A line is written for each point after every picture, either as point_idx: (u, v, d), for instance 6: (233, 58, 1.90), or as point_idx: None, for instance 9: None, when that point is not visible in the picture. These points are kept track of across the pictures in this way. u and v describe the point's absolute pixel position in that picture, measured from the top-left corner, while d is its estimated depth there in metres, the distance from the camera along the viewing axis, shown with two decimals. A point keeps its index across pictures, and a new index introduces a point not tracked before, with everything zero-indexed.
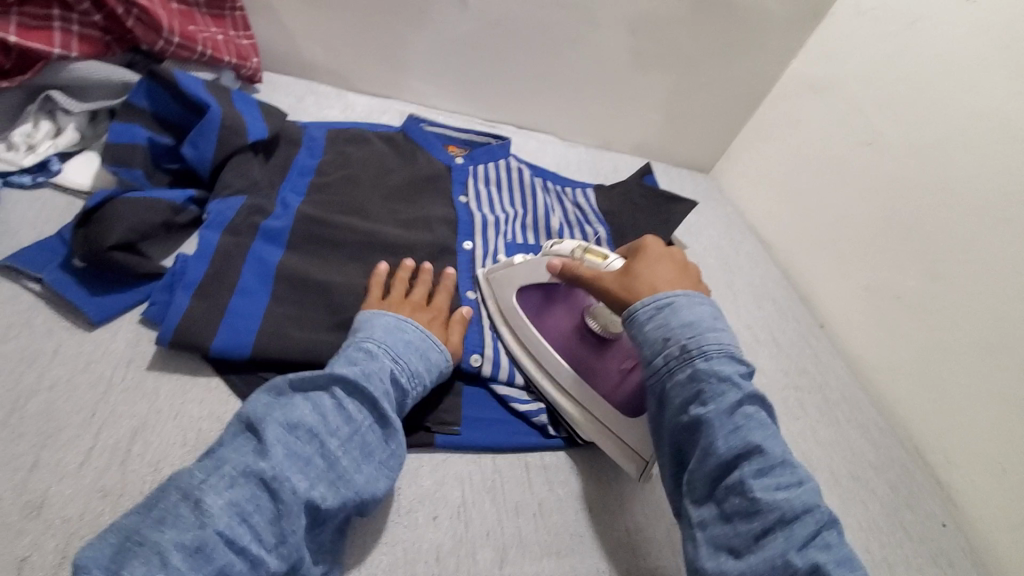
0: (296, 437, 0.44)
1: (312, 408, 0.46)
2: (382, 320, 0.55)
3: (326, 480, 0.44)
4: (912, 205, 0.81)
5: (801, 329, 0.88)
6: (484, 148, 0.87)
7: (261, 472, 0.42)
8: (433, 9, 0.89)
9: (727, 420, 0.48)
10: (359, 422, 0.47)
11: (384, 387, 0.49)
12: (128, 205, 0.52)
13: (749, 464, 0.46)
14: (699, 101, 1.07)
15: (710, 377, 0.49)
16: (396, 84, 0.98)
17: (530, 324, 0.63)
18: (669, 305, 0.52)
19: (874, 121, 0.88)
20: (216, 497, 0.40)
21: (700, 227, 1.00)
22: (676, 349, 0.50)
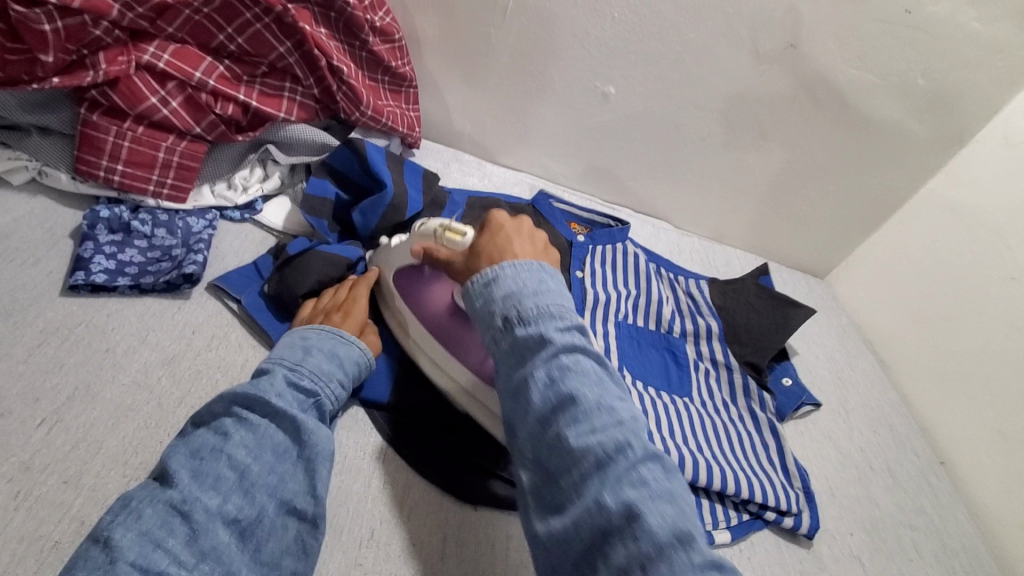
0: (199, 459, 0.44)
1: (210, 432, 0.46)
2: (284, 336, 0.55)
3: (240, 492, 0.44)
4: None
5: (919, 463, 0.82)
6: (605, 231, 0.92)
7: (168, 500, 0.41)
8: (575, 100, 0.98)
9: (543, 371, 0.47)
10: (261, 426, 0.47)
11: (279, 389, 0.49)
12: (314, 262, 0.61)
13: (563, 417, 0.46)
14: (822, 209, 1.06)
15: (528, 341, 0.49)
16: (530, 161, 1.07)
17: (403, 299, 0.65)
18: (492, 278, 0.53)
19: (1021, 255, 0.84)
20: (124, 531, 0.39)
21: (813, 335, 0.97)
22: (499, 318, 0.51)
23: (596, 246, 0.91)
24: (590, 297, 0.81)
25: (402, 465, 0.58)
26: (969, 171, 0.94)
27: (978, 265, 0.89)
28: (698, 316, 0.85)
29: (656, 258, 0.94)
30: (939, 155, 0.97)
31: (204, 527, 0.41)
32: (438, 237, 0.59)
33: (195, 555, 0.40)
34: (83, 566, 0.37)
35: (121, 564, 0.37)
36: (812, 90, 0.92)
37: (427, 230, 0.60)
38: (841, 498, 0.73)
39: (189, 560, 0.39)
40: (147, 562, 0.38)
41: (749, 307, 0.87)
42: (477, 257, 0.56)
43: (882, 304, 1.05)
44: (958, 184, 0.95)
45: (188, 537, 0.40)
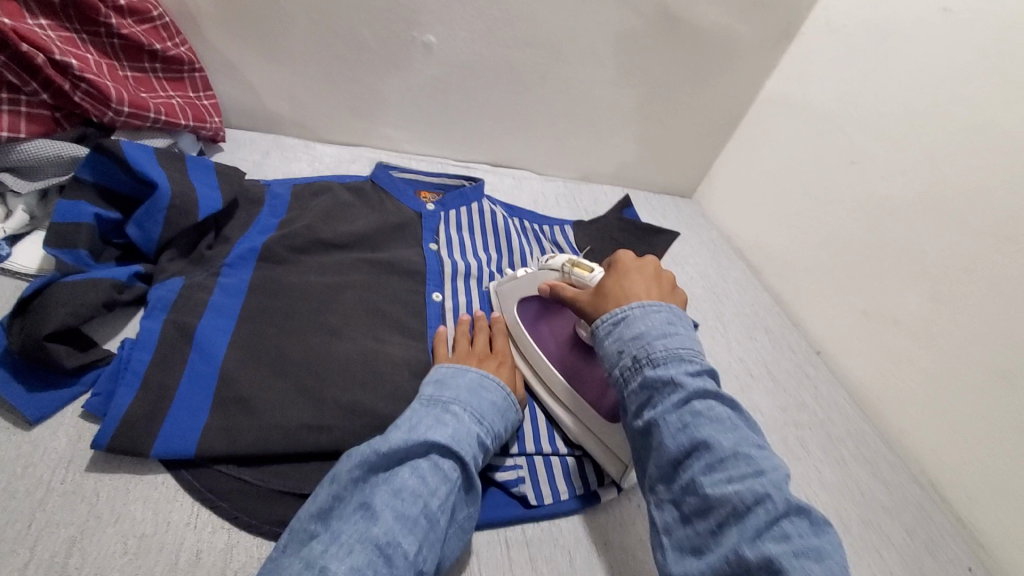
0: (403, 499, 0.42)
1: (411, 473, 0.45)
2: (465, 380, 0.55)
3: (429, 537, 0.43)
4: (915, 229, 0.76)
5: (797, 359, 0.85)
6: (456, 193, 0.84)
7: (375, 539, 0.40)
8: (394, 57, 0.88)
9: (738, 534, 0.38)
10: (454, 480, 0.46)
11: (473, 451, 0.49)
12: (73, 291, 0.50)
13: (696, 463, 0.42)
14: (676, 127, 1.06)
15: (715, 494, 0.40)
16: (366, 133, 0.97)
17: (530, 339, 0.65)
18: (664, 406, 0.46)
19: (855, 139, 0.85)
20: (338, 564, 0.38)
21: (686, 257, 0.98)
22: (678, 463, 0.43)
23: (449, 211, 0.83)
24: (449, 267, 0.75)
25: (221, 524, 0.46)
26: (799, 66, 0.95)
27: (821, 156, 0.91)
28: None
29: (518, 213, 0.89)
30: (771, 52, 0.97)
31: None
32: (566, 273, 0.60)
33: None
34: None
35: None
36: (638, 7, 0.87)
37: (552, 267, 0.62)
38: None
39: None
40: None
41: (614, 244, 0.85)
42: (605, 296, 0.54)
43: (745, 211, 1.06)
44: (794, 79, 0.97)
45: None
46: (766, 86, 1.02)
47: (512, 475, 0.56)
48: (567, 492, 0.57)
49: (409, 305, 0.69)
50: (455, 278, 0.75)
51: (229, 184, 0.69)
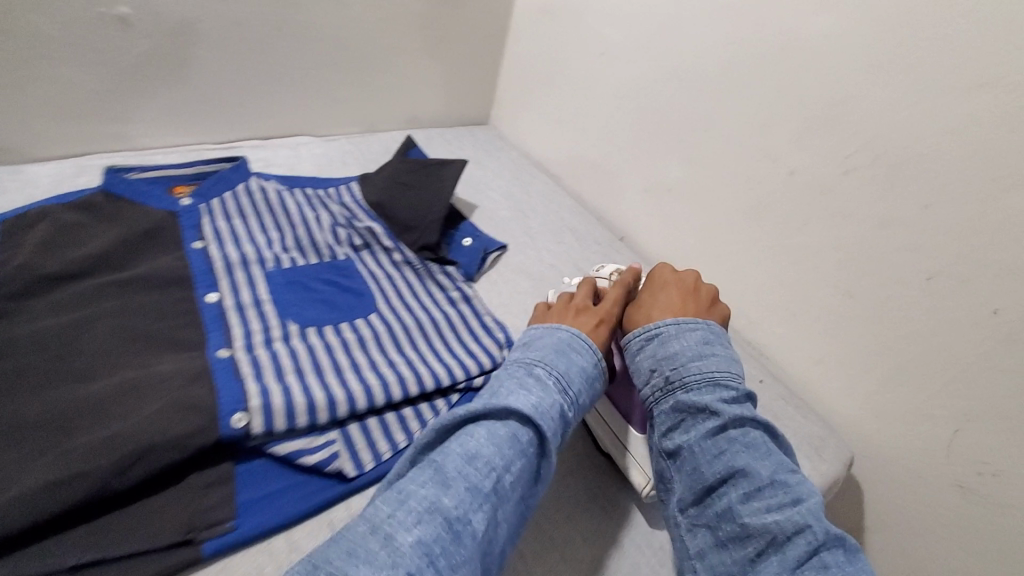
0: (475, 468, 0.42)
1: (484, 439, 0.44)
2: (555, 338, 0.55)
3: (495, 506, 0.42)
4: (662, 100, 0.82)
5: (603, 249, 0.88)
6: (213, 178, 0.76)
7: (446, 512, 0.39)
8: (84, 42, 0.73)
9: (709, 443, 0.48)
10: (526, 448, 0.45)
11: (555, 421, 0.48)
12: None
13: (732, 491, 0.46)
14: (445, 54, 1.03)
15: (688, 407, 0.50)
16: (87, 137, 0.81)
17: None
18: (657, 336, 0.55)
19: (599, 30, 0.90)
20: (405, 534, 0.37)
21: (487, 183, 0.98)
22: (660, 380, 0.53)
23: (212, 199, 0.75)
24: (221, 261, 0.68)
25: None
26: None
27: (579, 53, 0.94)
28: (356, 222, 0.78)
29: (295, 183, 0.83)
30: None
31: (471, 555, 0.38)
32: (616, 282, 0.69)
33: None
34: (363, 560, 0.35)
35: (402, 569, 0.35)
36: None
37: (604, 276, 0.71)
38: None
39: None
40: None
41: (403, 185, 0.82)
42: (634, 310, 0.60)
43: (535, 123, 1.08)
44: None
45: (461, 563, 0.38)
46: None
47: (326, 453, 0.52)
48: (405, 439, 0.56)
49: (176, 316, 0.61)
50: (231, 269, 0.68)
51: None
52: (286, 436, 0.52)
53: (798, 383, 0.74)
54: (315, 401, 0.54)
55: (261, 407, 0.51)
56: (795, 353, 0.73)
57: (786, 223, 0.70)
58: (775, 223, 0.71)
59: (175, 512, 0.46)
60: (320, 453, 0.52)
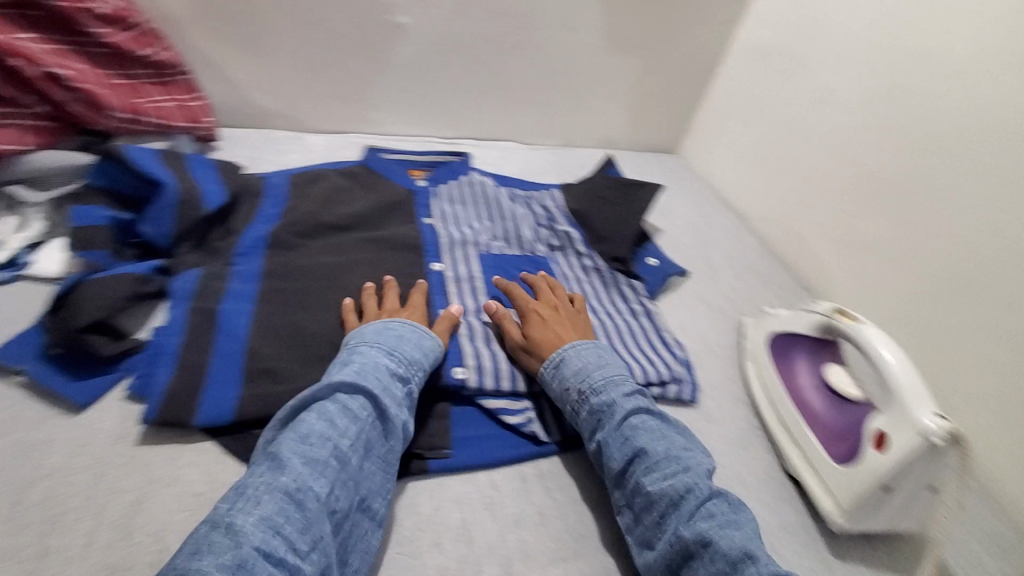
0: (308, 445, 0.45)
1: (318, 418, 0.47)
2: (389, 330, 0.57)
3: (342, 477, 0.45)
4: (884, 156, 0.79)
5: (785, 294, 0.88)
6: (443, 169, 0.89)
7: (284, 487, 0.42)
8: (370, 39, 0.90)
9: (615, 433, 0.53)
10: (364, 420, 0.49)
11: (382, 382, 0.51)
12: (99, 286, 0.54)
13: (636, 468, 0.51)
14: (654, 84, 1.09)
15: (602, 407, 0.55)
16: (352, 118, 0.98)
17: (805, 357, 0.69)
18: (557, 361, 0.59)
19: (824, 78, 0.89)
20: (248, 516, 0.40)
21: (673, 211, 1.01)
22: (574, 394, 0.57)
23: (440, 186, 0.87)
24: (445, 238, 0.78)
25: None
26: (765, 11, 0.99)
27: (794, 98, 0.94)
28: (556, 225, 0.85)
29: (505, 182, 0.92)
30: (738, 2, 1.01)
31: (314, 517, 0.42)
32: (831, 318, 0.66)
33: (309, 544, 0.40)
34: (208, 552, 0.38)
35: (246, 548, 0.38)
36: None
37: (818, 312, 0.67)
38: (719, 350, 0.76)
39: (303, 549, 0.40)
40: (269, 548, 0.39)
41: (603, 202, 0.88)
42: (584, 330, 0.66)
43: (727, 160, 1.09)
44: (763, 27, 1.00)
45: (303, 525, 0.41)
46: (737, 35, 1.05)
47: (522, 417, 0.59)
48: None
49: (410, 274, 0.72)
50: (453, 247, 0.78)
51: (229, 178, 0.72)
52: (493, 393, 0.60)
53: (988, 483, 0.67)
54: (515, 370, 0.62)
55: (475, 365, 0.60)
56: (990, 448, 0.67)
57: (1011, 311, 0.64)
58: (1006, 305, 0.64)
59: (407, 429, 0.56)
60: (519, 415, 0.59)
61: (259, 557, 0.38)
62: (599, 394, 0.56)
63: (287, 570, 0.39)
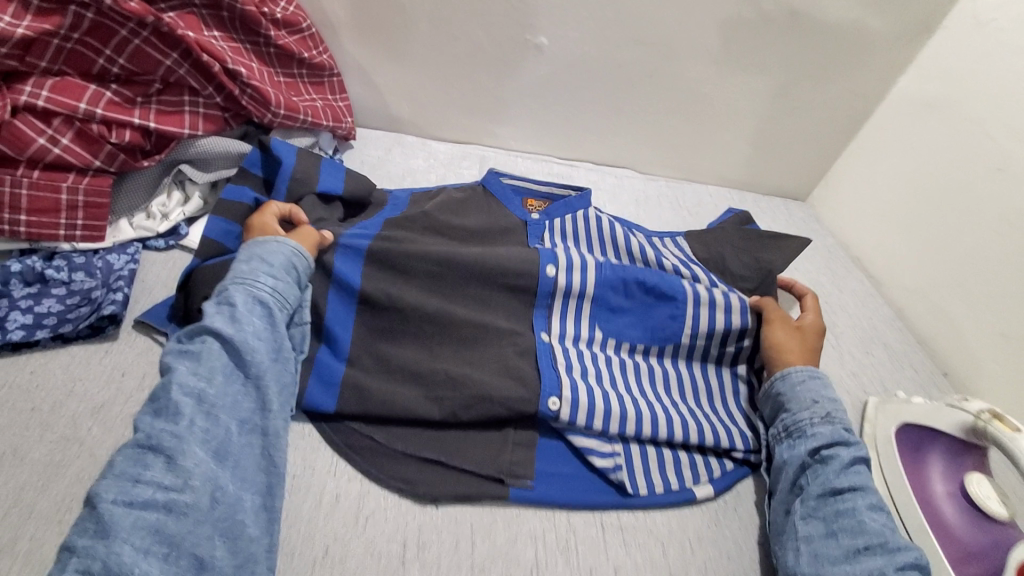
0: (158, 397, 0.47)
1: (164, 374, 0.49)
2: (247, 249, 0.58)
3: (202, 414, 0.47)
4: None
5: (918, 378, 0.79)
6: (560, 202, 0.76)
7: (138, 441, 0.44)
8: (507, 58, 0.92)
9: (849, 460, 0.54)
10: (208, 352, 0.50)
11: (218, 312, 0.52)
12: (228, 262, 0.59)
13: (861, 499, 0.51)
14: (793, 125, 1.01)
15: (849, 437, 0.56)
16: (476, 131, 1.01)
17: (936, 457, 0.59)
18: (817, 379, 0.61)
19: (1002, 142, 0.78)
20: (107, 479, 0.43)
21: (795, 263, 0.94)
22: (822, 412, 0.58)
23: (555, 221, 0.76)
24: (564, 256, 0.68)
25: (355, 476, 0.53)
26: (938, 60, 0.89)
27: (964, 158, 0.83)
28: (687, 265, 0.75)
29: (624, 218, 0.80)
30: (907, 47, 0.91)
31: (178, 452, 0.44)
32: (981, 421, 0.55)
33: (175, 477, 0.43)
34: (82, 524, 0.41)
35: (106, 504, 0.41)
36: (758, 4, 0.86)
37: (965, 410, 0.57)
38: None
39: (172, 483, 0.43)
40: (130, 493, 0.41)
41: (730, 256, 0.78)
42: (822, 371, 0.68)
43: (865, 217, 0.99)
44: (932, 76, 0.89)
45: (165, 464, 0.43)
46: (898, 84, 0.95)
47: (610, 461, 0.56)
48: (676, 483, 0.57)
49: None
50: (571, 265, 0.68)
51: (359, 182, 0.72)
52: (585, 430, 0.57)
53: None
54: (613, 410, 0.58)
55: (572, 399, 0.58)
56: None
57: None
58: None
59: (492, 451, 0.55)
60: (608, 459, 0.56)
61: (122, 506, 0.41)
62: (847, 430, 0.57)
63: (159, 507, 0.42)
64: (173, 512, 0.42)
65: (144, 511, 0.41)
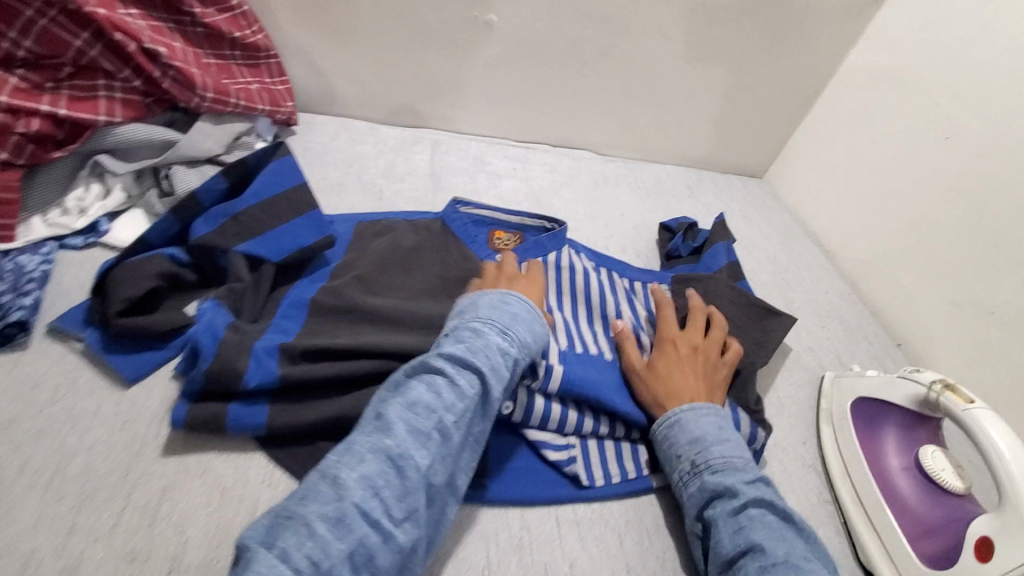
0: (416, 414, 0.44)
1: (425, 388, 0.46)
2: (485, 299, 0.53)
3: (439, 446, 0.44)
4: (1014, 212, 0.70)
5: (873, 350, 0.80)
6: (530, 242, 0.72)
7: (387, 450, 0.42)
8: (455, 35, 0.88)
9: (726, 520, 0.47)
10: (468, 396, 0.46)
11: (491, 362, 0.48)
12: (143, 266, 0.54)
13: (750, 563, 0.44)
14: (749, 101, 1.00)
15: (716, 488, 0.49)
16: (427, 113, 0.97)
17: (892, 430, 0.59)
18: (675, 420, 0.55)
19: (951, 113, 0.78)
20: (350, 472, 0.40)
21: (752, 242, 0.94)
22: (687, 464, 0.52)
23: (521, 263, 0.71)
24: None
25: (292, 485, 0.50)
26: (888, 32, 0.89)
27: (913, 130, 0.83)
28: (647, 298, 0.74)
29: (607, 263, 0.76)
30: (857, 21, 0.91)
31: (413, 486, 0.42)
32: (933, 393, 0.55)
33: (403, 513, 0.41)
34: (313, 498, 0.39)
35: (348, 502, 0.39)
36: None
37: (919, 383, 0.57)
38: (791, 405, 0.67)
39: (397, 516, 0.41)
40: (367, 509, 0.39)
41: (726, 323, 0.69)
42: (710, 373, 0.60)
43: (820, 192, 1.00)
44: (883, 49, 0.89)
45: (399, 493, 0.41)
46: (851, 57, 0.95)
47: (565, 454, 0.54)
48: (632, 471, 0.57)
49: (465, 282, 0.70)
50: None
51: (299, 199, 0.64)
52: (539, 427, 0.55)
53: None
54: (569, 414, 0.55)
55: (525, 403, 0.54)
56: None
57: None
58: None
59: None
60: (563, 452, 0.54)
61: (357, 515, 0.39)
62: (715, 475, 0.50)
63: (380, 532, 0.39)
64: (387, 545, 0.40)
65: (370, 531, 0.39)
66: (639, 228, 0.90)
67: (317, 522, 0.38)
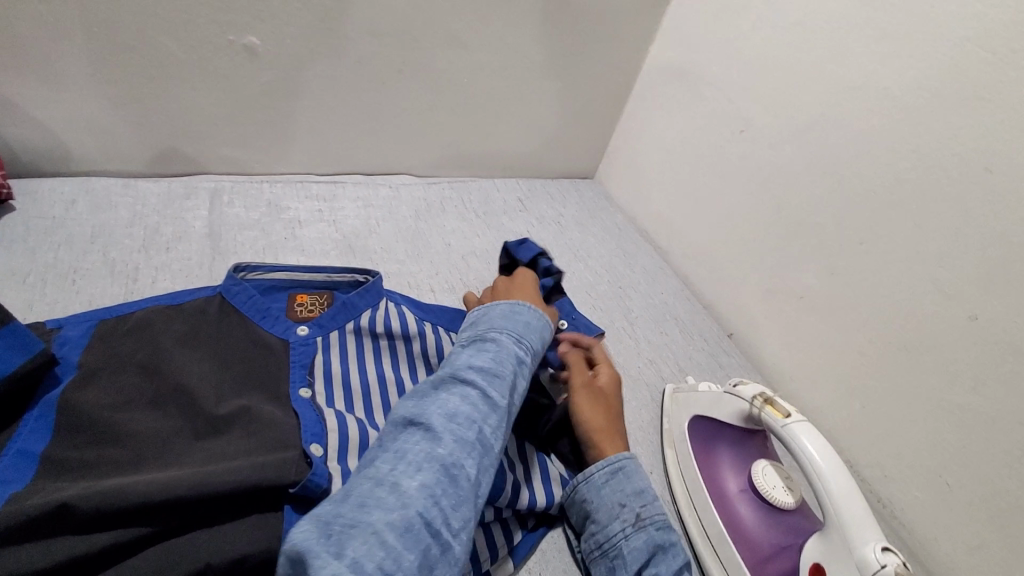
0: (458, 424, 0.44)
1: (460, 399, 0.46)
2: (498, 312, 0.58)
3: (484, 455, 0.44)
4: (805, 199, 0.72)
5: (708, 348, 0.81)
6: (337, 304, 0.62)
7: (441, 459, 0.41)
8: (212, 67, 0.73)
9: None
10: (500, 405, 0.47)
11: (514, 372, 0.51)
12: None
13: None
14: (564, 105, 0.97)
15: (665, 545, 0.49)
16: (201, 158, 0.81)
17: (726, 448, 0.58)
18: (621, 469, 0.54)
19: (741, 105, 0.80)
20: (409, 481, 0.39)
21: (587, 251, 0.92)
22: (631, 515, 0.51)
23: (329, 333, 0.61)
24: (322, 375, 0.58)
25: None
26: (678, 28, 0.89)
27: (713, 125, 0.85)
28: None
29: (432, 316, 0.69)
30: (649, 18, 0.91)
31: (468, 496, 0.41)
32: (756, 409, 0.54)
33: (461, 523, 0.39)
34: (374, 507, 0.37)
35: (412, 511, 0.38)
36: None
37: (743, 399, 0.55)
38: (635, 432, 0.64)
39: (456, 527, 0.39)
40: (430, 517, 0.38)
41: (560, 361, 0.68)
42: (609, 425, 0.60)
43: (645, 189, 1.00)
44: (677, 43, 0.89)
45: (457, 502, 0.40)
46: (651, 52, 0.95)
47: None
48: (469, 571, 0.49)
49: (248, 377, 0.56)
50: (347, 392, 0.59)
51: None
52: None
53: (936, 562, 0.62)
54: None
55: None
56: (937, 528, 0.61)
57: (959, 377, 0.59)
58: (955, 377, 0.59)
59: None
60: None
61: (422, 524, 0.37)
62: (659, 529, 0.51)
63: (441, 543, 0.38)
64: (448, 559, 0.38)
65: (433, 542, 0.37)
66: (468, 258, 0.83)
67: (387, 530, 0.36)
